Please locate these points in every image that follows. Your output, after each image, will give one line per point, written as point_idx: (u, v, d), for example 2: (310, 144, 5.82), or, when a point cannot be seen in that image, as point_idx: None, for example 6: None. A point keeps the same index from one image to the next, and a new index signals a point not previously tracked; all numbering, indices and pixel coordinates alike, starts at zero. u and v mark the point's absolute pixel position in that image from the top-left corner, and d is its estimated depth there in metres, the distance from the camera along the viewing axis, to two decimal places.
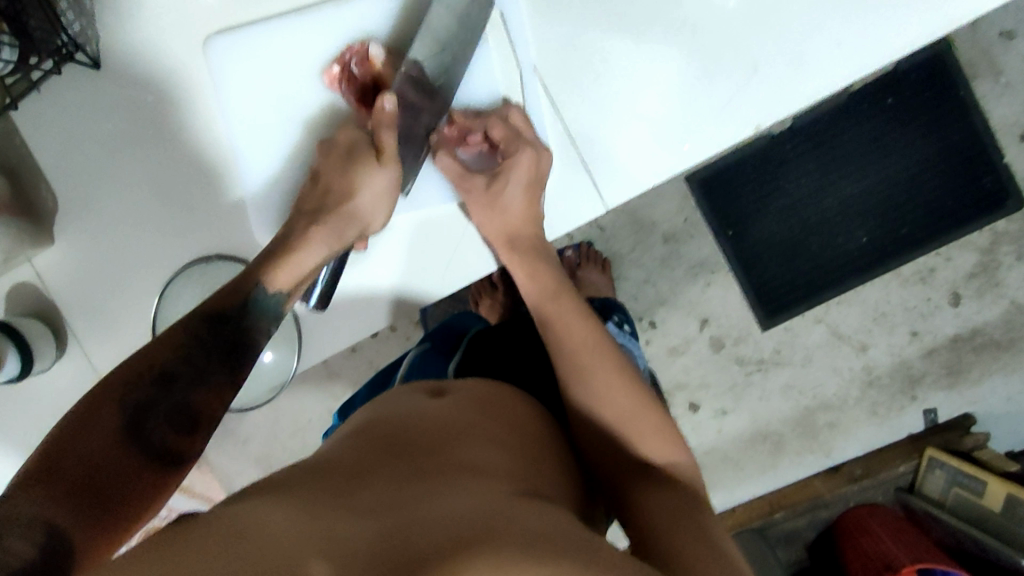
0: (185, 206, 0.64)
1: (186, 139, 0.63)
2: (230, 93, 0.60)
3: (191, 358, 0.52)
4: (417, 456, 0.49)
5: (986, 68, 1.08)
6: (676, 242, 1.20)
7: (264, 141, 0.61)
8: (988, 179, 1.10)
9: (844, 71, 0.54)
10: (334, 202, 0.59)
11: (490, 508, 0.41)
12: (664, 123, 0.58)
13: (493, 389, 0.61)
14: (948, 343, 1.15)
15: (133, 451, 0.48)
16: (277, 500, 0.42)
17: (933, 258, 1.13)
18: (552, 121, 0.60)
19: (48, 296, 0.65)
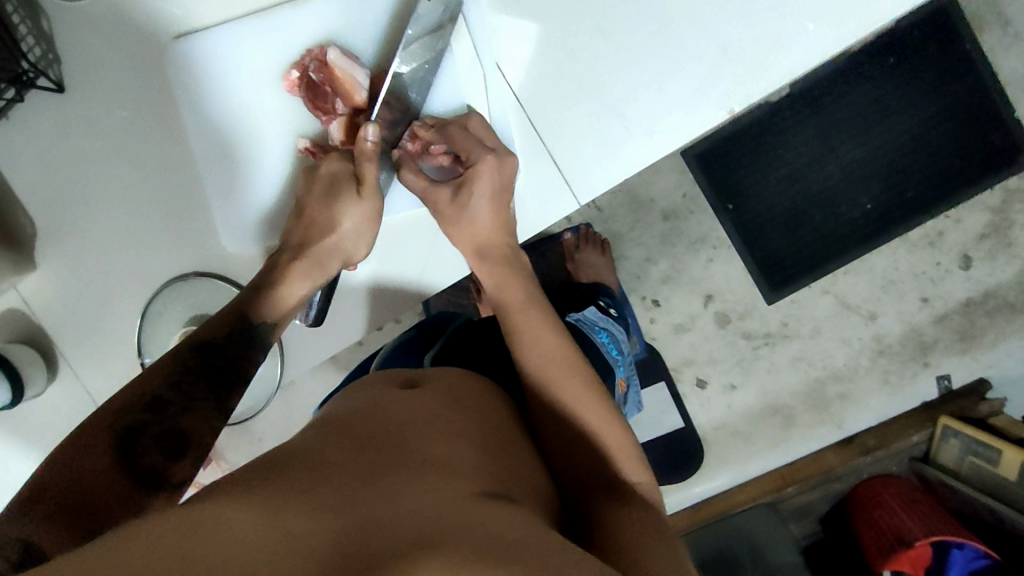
0: (160, 221, 0.63)
1: (155, 151, 0.62)
2: (195, 100, 0.60)
3: (181, 386, 0.52)
4: (381, 451, 0.48)
5: (993, 20, 1.03)
6: (676, 218, 1.18)
7: (231, 148, 0.61)
8: (998, 136, 1.06)
9: (819, 46, 0.52)
10: (313, 243, 0.59)
11: (449, 512, 0.41)
12: (634, 112, 0.55)
13: (465, 379, 0.60)
14: (960, 308, 1.12)
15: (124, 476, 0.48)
16: (232, 499, 0.41)
17: (942, 221, 1.10)
18: (518, 117, 0.58)
19: (36, 319, 0.66)
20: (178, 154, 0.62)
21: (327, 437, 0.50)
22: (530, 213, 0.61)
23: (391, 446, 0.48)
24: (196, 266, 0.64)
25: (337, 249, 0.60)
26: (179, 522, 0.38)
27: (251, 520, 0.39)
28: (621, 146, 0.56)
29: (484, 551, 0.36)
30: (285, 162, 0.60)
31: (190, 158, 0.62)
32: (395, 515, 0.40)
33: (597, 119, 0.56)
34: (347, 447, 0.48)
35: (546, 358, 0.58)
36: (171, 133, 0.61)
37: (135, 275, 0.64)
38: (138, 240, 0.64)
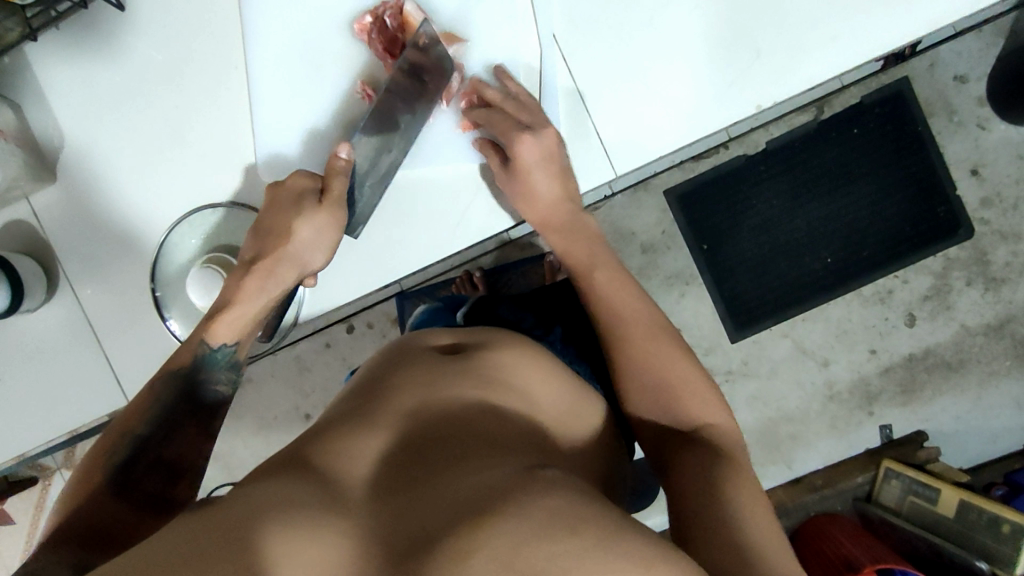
0: (197, 150, 0.64)
1: (206, 84, 0.63)
2: (258, 38, 0.61)
3: (161, 417, 0.57)
4: (430, 428, 0.49)
5: (941, 107, 1.18)
6: (654, 252, 1.24)
7: (286, 88, 0.62)
8: (942, 209, 1.19)
9: (836, 58, 0.59)
10: (266, 252, 0.60)
11: (503, 485, 0.41)
12: (672, 98, 0.61)
13: (508, 342, 0.61)
14: (903, 362, 1.22)
15: (120, 506, 0.52)
16: (291, 481, 0.42)
17: (891, 280, 1.21)
18: (567, 89, 0.63)
19: (43, 235, 0.64)
20: (227, 88, 0.63)
21: (367, 416, 0.50)
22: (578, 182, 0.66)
23: (433, 430, 0.49)
24: (227, 201, 0.64)
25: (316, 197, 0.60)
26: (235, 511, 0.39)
27: (307, 512, 0.39)
28: (658, 126, 0.62)
29: (548, 521, 0.37)
30: (336, 106, 0.62)
31: (239, 93, 0.63)
32: (453, 499, 0.41)
33: (639, 99, 0.62)
34: (389, 428, 0.49)
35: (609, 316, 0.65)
36: (223, 67, 0.63)
37: (156, 201, 0.64)
38: (168, 168, 0.64)
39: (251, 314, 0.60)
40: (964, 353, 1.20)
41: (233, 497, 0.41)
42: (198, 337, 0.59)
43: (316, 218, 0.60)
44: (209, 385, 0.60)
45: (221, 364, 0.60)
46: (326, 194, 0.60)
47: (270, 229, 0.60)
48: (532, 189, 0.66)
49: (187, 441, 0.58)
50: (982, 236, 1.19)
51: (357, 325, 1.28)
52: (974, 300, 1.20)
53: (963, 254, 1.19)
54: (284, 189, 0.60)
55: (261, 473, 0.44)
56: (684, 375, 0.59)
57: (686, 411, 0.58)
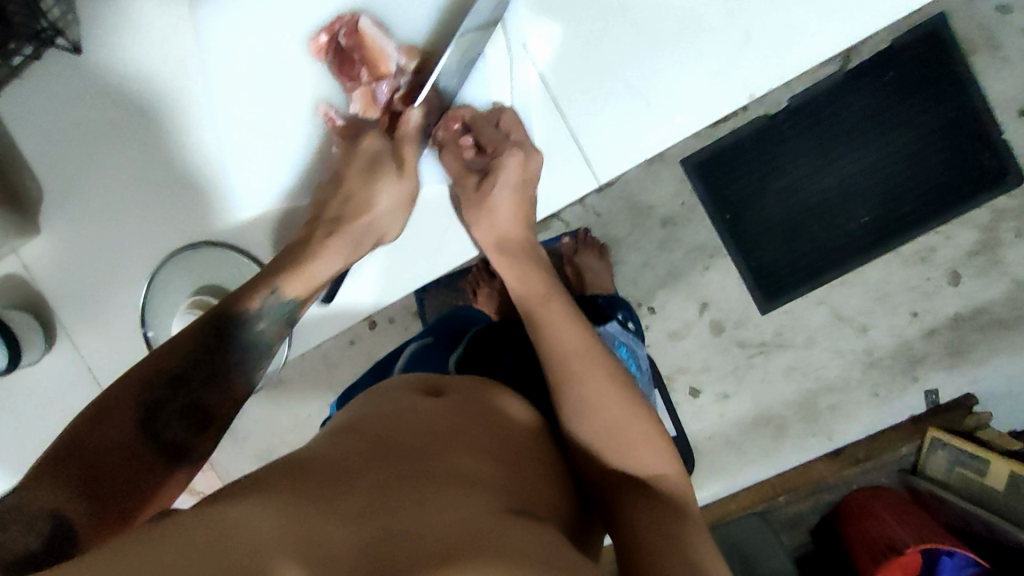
0: (170, 186, 0.64)
1: (167, 115, 0.63)
2: (214, 63, 0.60)
3: (201, 363, 0.56)
4: (403, 459, 0.50)
5: (984, 43, 1.07)
6: (674, 225, 1.19)
7: (247, 113, 0.61)
8: (988, 156, 1.09)
9: (843, 28, 0.54)
10: (348, 218, 0.62)
11: (474, 528, 0.43)
12: (653, 94, 0.58)
13: (485, 392, 0.62)
14: (949, 323, 1.15)
15: (146, 443, 0.52)
16: (262, 499, 0.43)
17: (933, 237, 1.13)
18: (540, 96, 0.61)
19: (40, 286, 0.65)
20: (189, 118, 0.62)
21: (348, 444, 0.52)
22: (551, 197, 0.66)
23: (410, 459, 0.50)
24: (206, 235, 0.64)
25: (393, 167, 0.62)
26: (217, 513, 0.40)
27: (277, 520, 0.40)
28: (645, 126, 0.59)
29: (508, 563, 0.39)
30: (300, 130, 0.61)
31: (202, 122, 0.62)
32: (421, 531, 0.42)
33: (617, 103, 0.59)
34: (357, 462, 0.49)
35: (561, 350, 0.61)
36: (186, 101, 0.62)
37: (140, 244, 0.65)
38: (149, 207, 0.64)
39: (322, 275, 0.62)
40: (1018, 309, 1.12)
41: (207, 511, 0.41)
42: (268, 288, 0.60)
43: (391, 185, 0.62)
44: (260, 334, 0.61)
45: (276, 316, 0.61)
46: (402, 164, 0.62)
47: (347, 197, 0.62)
48: (491, 216, 0.66)
49: (219, 391, 0.57)
50: None
51: (380, 321, 1.29)
52: None
53: (1013, 204, 1.10)
54: (359, 150, 0.62)
55: (238, 489, 0.45)
56: (623, 410, 0.58)
57: (630, 462, 0.57)
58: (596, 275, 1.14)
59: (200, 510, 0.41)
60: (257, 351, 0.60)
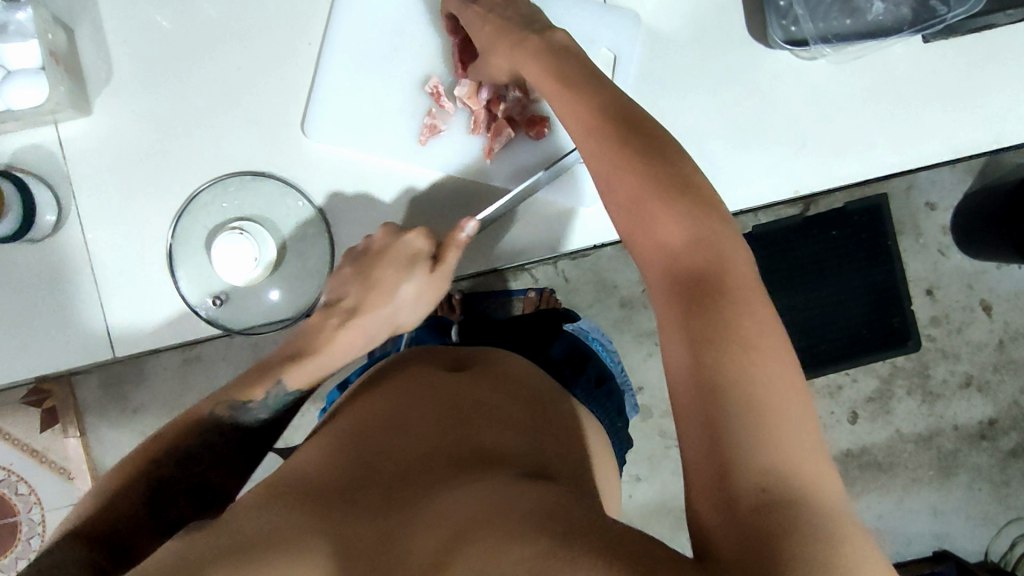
0: (249, 101, 0.64)
1: (269, 40, 0.64)
2: (341, 24, 0.64)
3: (211, 442, 0.53)
4: (423, 434, 0.52)
5: (910, 227, 1.28)
6: (631, 308, 1.28)
7: (354, 69, 0.65)
8: (897, 320, 1.27)
9: (873, 164, 0.65)
10: (365, 308, 0.63)
11: (488, 493, 0.43)
12: (725, 169, 0.66)
13: (509, 365, 0.63)
14: (840, 456, 1.29)
15: (150, 524, 0.47)
16: (295, 498, 0.46)
17: (842, 377, 1.28)
18: None
19: (62, 163, 0.62)
20: (291, 55, 0.64)
21: (366, 431, 0.52)
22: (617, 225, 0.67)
23: (430, 446, 0.50)
24: (268, 165, 0.65)
25: (428, 262, 0.64)
26: (234, 533, 0.42)
27: (308, 522, 0.43)
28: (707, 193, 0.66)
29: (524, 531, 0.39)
30: (407, 103, 0.65)
31: (307, 63, 0.65)
32: (438, 516, 0.43)
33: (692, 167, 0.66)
34: (381, 438, 0.51)
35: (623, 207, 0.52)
36: (298, 40, 0.64)
37: (192, 160, 0.64)
38: (215, 126, 0.64)
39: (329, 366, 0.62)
40: (894, 457, 1.29)
41: (243, 514, 0.44)
42: (274, 374, 0.58)
43: (423, 280, 0.65)
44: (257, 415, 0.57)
45: (280, 405, 0.58)
46: (437, 264, 0.64)
47: (374, 286, 0.63)
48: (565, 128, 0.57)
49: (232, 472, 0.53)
50: (927, 351, 1.28)
51: None
52: (911, 409, 1.29)
53: (908, 364, 1.28)
54: (399, 244, 0.64)
55: (271, 487, 0.48)
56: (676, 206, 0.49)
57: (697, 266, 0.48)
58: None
59: (235, 514, 0.45)
60: (263, 436, 0.57)
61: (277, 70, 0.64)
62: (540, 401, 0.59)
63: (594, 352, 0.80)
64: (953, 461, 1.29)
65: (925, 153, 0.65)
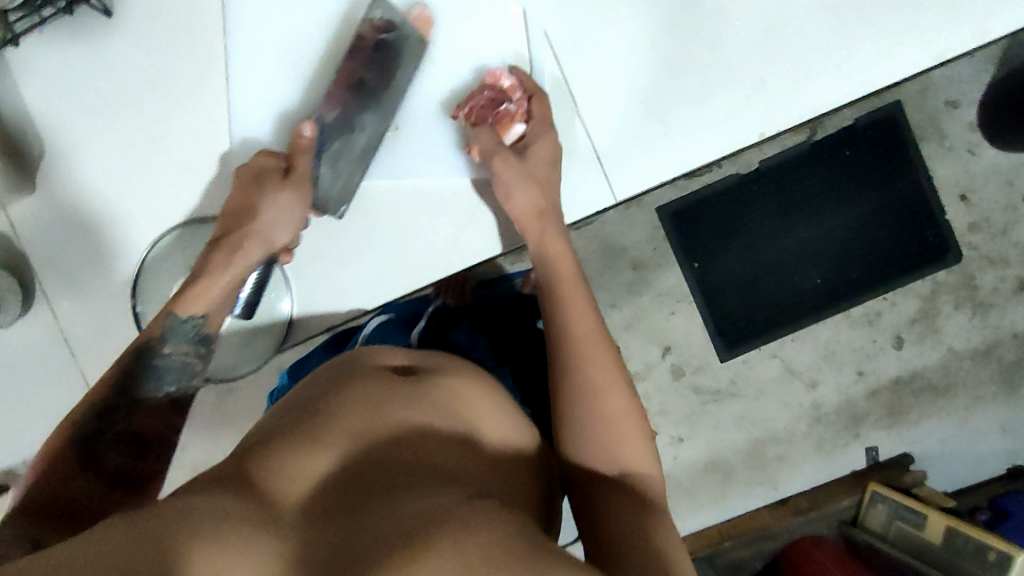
0: (172, 148, 0.68)
1: (182, 88, 0.67)
2: (242, 51, 0.66)
3: (126, 391, 0.61)
4: (371, 444, 0.51)
5: (933, 131, 1.18)
6: (644, 269, 1.22)
7: (265, 90, 0.66)
8: (931, 233, 1.19)
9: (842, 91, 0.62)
10: (233, 229, 0.66)
11: (438, 509, 0.43)
12: (683, 122, 0.64)
13: (464, 367, 0.63)
14: (890, 385, 1.22)
15: (89, 475, 0.58)
16: (237, 501, 0.44)
17: (880, 303, 1.21)
18: (578, 125, 0.66)
19: (19, 246, 0.69)
20: (214, 97, 0.67)
21: (320, 438, 0.51)
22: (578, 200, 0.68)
23: (379, 460, 0.50)
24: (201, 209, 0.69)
25: (281, 175, 0.65)
26: (166, 533, 0.40)
27: (247, 527, 0.42)
28: (666, 150, 0.65)
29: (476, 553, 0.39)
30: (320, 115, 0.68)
31: (241, 97, 0.67)
32: (386, 526, 0.43)
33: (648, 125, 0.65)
34: (331, 445, 0.50)
35: (573, 335, 0.65)
36: (208, 79, 0.67)
37: (130, 218, 0.68)
38: (149, 178, 0.68)
39: (214, 292, 0.65)
40: (951, 377, 1.21)
41: (182, 510, 0.43)
42: (166, 309, 0.64)
43: (281, 198, 0.65)
44: (171, 357, 0.64)
45: (184, 337, 0.65)
46: (290, 171, 0.65)
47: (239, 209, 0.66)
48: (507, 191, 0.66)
49: (149, 412, 0.63)
50: (970, 261, 1.19)
51: None
52: (961, 324, 1.21)
53: (951, 278, 1.20)
54: (247, 168, 0.65)
55: (214, 486, 0.46)
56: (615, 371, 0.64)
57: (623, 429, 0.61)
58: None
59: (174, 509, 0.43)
60: (175, 374, 0.65)
61: (194, 109, 0.68)
62: (491, 413, 0.59)
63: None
64: (1018, 372, 1.20)
65: (900, 69, 0.61)
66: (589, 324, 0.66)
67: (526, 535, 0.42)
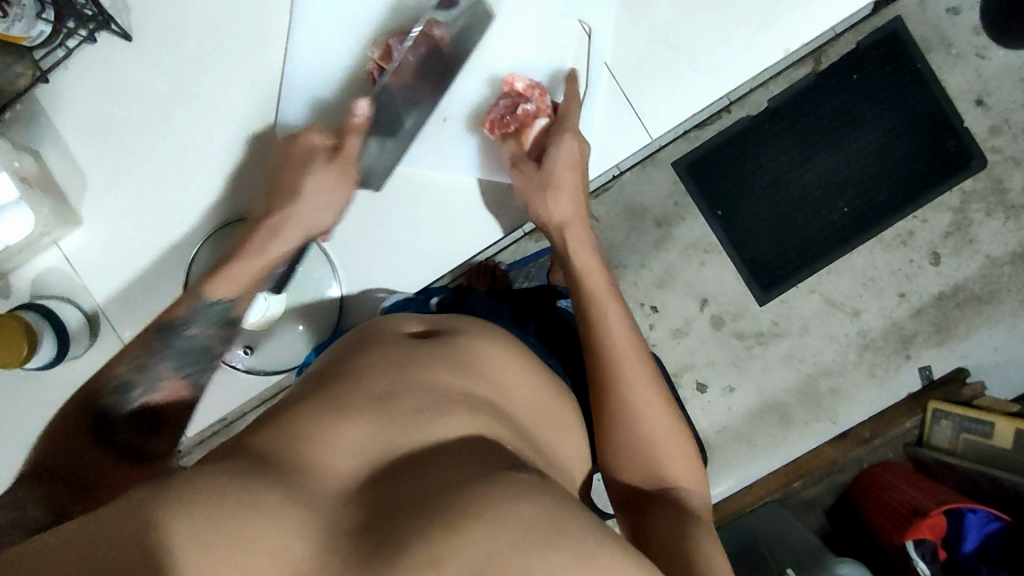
0: (203, 160, 0.76)
1: (211, 104, 0.75)
2: (301, 47, 0.75)
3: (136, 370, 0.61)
4: (398, 412, 0.51)
5: (938, 42, 1.17)
6: (669, 225, 1.22)
7: (318, 78, 0.75)
8: (952, 143, 1.18)
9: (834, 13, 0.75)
10: (275, 214, 0.70)
11: (469, 481, 0.44)
12: (705, 57, 0.77)
13: (487, 337, 0.65)
14: (933, 301, 1.21)
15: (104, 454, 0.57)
16: (267, 464, 0.44)
17: (911, 221, 1.20)
18: (606, 79, 0.79)
19: (78, 277, 0.76)
20: (257, 107, 0.75)
21: (344, 405, 0.51)
22: (624, 135, 0.80)
23: (402, 427, 0.50)
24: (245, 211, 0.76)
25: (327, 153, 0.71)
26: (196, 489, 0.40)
27: (278, 490, 0.42)
28: (692, 84, 0.78)
29: (515, 532, 0.39)
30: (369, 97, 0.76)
31: (297, 94, 0.75)
32: (417, 496, 0.43)
33: (674, 66, 0.78)
34: (359, 409, 0.51)
35: (618, 357, 0.67)
36: (236, 89, 0.75)
37: (167, 227, 0.76)
38: (194, 186, 0.76)
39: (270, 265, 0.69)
40: (994, 285, 1.20)
41: (213, 468, 0.42)
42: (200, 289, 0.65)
43: (324, 173, 0.71)
44: (195, 335, 0.64)
45: (210, 318, 0.65)
46: (341, 149, 0.71)
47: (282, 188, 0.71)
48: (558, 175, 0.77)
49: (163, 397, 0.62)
50: (995, 165, 1.19)
51: None
52: (996, 230, 1.20)
53: (979, 185, 1.19)
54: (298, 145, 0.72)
55: (243, 450, 0.46)
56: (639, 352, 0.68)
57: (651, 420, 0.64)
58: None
59: (206, 467, 0.43)
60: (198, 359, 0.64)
61: (221, 121, 0.75)
62: (504, 376, 0.61)
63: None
64: None
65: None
66: (631, 346, 0.68)
67: (555, 501, 0.43)
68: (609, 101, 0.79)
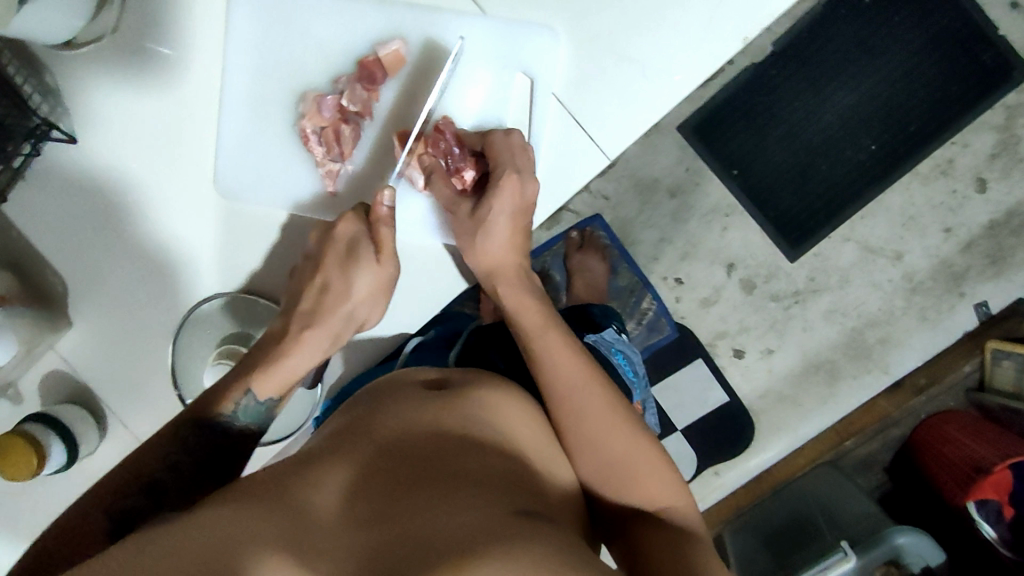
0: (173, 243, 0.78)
1: (170, 189, 0.77)
2: (244, 108, 0.75)
3: (178, 466, 0.65)
4: (412, 462, 0.52)
5: None
6: (683, 193, 1.16)
7: (271, 135, 0.76)
8: (988, 56, 1.06)
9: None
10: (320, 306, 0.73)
11: (487, 530, 0.45)
12: (658, 57, 0.70)
13: (492, 379, 0.63)
14: (984, 232, 1.12)
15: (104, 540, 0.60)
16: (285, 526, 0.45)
17: (950, 148, 1.10)
18: (553, 108, 0.73)
19: (80, 378, 0.81)
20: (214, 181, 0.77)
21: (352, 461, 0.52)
22: (579, 168, 0.75)
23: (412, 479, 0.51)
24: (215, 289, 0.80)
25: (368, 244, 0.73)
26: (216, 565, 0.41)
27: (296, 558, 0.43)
28: (648, 91, 0.71)
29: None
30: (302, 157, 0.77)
31: (247, 160, 0.77)
32: (432, 544, 0.44)
33: (627, 74, 0.71)
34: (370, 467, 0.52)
35: (583, 413, 0.63)
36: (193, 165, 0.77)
37: (152, 314, 0.80)
38: (163, 266, 0.79)
39: (297, 371, 0.72)
40: None
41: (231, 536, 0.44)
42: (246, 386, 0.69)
43: (367, 270, 0.73)
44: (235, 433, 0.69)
45: (251, 416, 0.69)
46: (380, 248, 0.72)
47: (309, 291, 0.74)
48: (487, 238, 0.74)
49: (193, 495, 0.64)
50: None
51: None
52: None
53: None
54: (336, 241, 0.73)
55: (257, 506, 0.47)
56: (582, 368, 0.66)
57: (613, 447, 0.62)
58: (594, 278, 1.12)
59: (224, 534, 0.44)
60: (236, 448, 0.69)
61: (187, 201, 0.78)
62: (518, 422, 0.59)
63: (618, 368, 0.81)
64: None
65: None
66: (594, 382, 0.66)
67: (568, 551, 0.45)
68: (558, 134, 0.74)
